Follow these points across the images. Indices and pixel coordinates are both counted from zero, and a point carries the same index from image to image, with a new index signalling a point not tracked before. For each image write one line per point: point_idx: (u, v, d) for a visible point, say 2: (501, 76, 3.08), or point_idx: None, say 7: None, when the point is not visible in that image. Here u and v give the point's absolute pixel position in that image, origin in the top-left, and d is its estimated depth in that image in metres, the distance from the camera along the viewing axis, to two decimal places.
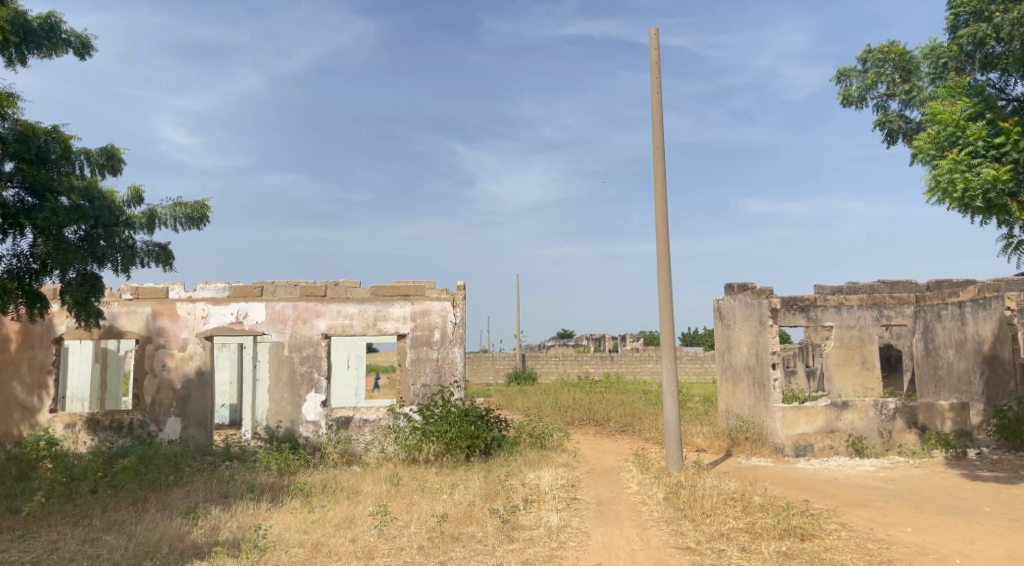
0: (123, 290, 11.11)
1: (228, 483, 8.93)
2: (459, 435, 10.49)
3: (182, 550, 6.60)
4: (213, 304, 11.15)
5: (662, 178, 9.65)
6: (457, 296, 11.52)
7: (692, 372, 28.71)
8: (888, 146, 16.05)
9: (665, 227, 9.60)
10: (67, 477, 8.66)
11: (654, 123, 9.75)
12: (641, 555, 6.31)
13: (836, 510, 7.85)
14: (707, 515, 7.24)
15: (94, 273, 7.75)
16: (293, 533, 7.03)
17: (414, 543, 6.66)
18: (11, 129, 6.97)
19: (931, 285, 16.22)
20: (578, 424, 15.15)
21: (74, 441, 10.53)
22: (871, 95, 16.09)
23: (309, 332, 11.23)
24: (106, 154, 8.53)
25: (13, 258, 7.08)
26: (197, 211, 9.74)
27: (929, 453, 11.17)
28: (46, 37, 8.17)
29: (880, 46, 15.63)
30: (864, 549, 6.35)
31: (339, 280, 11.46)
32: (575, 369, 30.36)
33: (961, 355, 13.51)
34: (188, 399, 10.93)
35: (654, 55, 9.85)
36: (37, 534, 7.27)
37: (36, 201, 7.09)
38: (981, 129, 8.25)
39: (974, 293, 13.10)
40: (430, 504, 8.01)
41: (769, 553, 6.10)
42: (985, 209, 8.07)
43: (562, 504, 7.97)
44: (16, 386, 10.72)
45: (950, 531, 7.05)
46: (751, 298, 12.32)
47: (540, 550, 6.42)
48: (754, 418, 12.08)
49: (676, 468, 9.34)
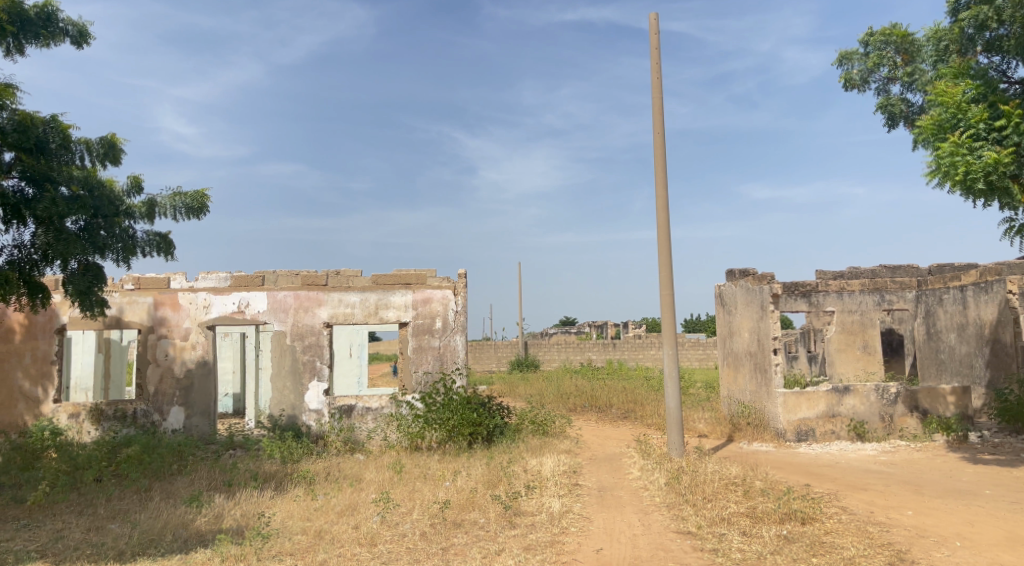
0: (125, 280, 11.15)
1: (231, 472, 8.97)
2: (461, 422, 10.52)
3: (186, 537, 6.65)
4: (214, 294, 11.16)
5: (662, 163, 9.61)
6: (458, 284, 11.54)
7: (693, 359, 28.77)
8: (889, 129, 15.96)
9: (665, 213, 9.57)
10: (72, 467, 8.71)
11: (654, 109, 9.69)
12: (642, 540, 6.35)
13: (837, 494, 7.87)
14: (708, 500, 7.26)
15: (97, 262, 7.70)
16: (296, 521, 7.06)
17: (416, 529, 6.70)
18: (10, 119, 6.89)
19: (934, 269, 16.17)
20: (579, 410, 15.20)
21: (78, 430, 10.58)
22: (873, 78, 16.00)
23: (311, 320, 11.24)
24: (106, 144, 8.50)
25: (15, 249, 7.06)
26: (196, 200, 9.69)
27: (930, 436, 11.19)
28: (44, 26, 8.12)
29: (882, 29, 15.51)
30: (864, 532, 6.38)
31: (339, 269, 11.46)
32: (577, 356, 30.42)
33: (962, 339, 13.50)
34: (191, 388, 10.96)
35: (654, 40, 9.78)
36: (41, 523, 7.33)
37: (35, 191, 7.07)
38: (983, 112, 8.19)
39: (975, 277, 13.04)
40: (432, 490, 8.05)
41: (769, 537, 6.12)
42: (986, 192, 8.02)
43: (563, 490, 8.00)
44: (20, 377, 10.77)
45: (950, 514, 7.06)
46: (752, 284, 12.30)
47: (542, 536, 6.45)
48: (756, 403, 12.10)
49: (677, 453, 9.36)
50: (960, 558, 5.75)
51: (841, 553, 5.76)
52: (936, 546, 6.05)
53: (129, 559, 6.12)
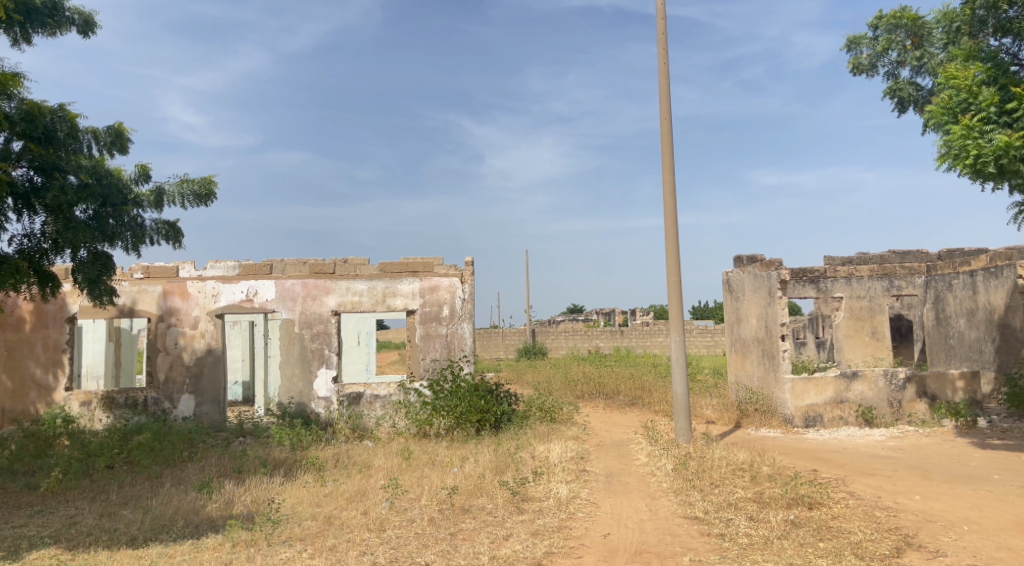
0: (134, 270, 11.22)
1: (241, 459, 9.05)
2: (469, 409, 10.56)
3: (197, 523, 6.73)
4: (222, 282, 11.22)
5: (669, 150, 9.56)
6: (466, 272, 11.57)
7: (701, 346, 28.75)
8: (898, 114, 15.83)
9: (673, 200, 9.53)
10: (84, 454, 8.80)
11: (661, 95, 9.63)
12: (649, 525, 6.37)
13: (845, 479, 7.88)
14: (715, 485, 7.29)
15: (107, 251, 7.77)
16: (306, 506, 7.13)
17: (424, 515, 6.75)
18: (17, 108, 6.90)
19: (943, 254, 16.07)
20: (587, 397, 15.23)
21: (90, 418, 10.68)
22: (882, 62, 15.86)
23: (319, 308, 11.28)
24: (113, 133, 8.54)
25: (25, 239, 7.08)
26: (204, 188, 9.71)
27: (938, 422, 11.17)
28: (51, 14, 8.12)
29: (892, 12, 15.30)
30: (871, 516, 6.38)
31: (347, 257, 11.48)
32: (585, 343, 30.45)
33: (972, 324, 13.43)
34: (201, 375, 11.05)
35: (661, 24, 9.69)
36: (55, 509, 7.42)
37: (44, 179, 7.12)
38: (994, 95, 8.07)
39: (985, 262, 12.93)
40: (441, 477, 8.10)
41: (777, 522, 6.13)
42: (996, 176, 7.94)
43: (571, 475, 8.03)
44: (32, 365, 10.87)
45: (958, 499, 7.05)
46: (761, 270, 12.27)
47: (550, 521, 6.49)
48: (763, 389, 12.10)
49: (684, 439, 9.38)
50: (967, 542, 5.75)
51: (848, 537, 5.76)
52: (943, 530, 6.05)
53: (142, 544, 6.20)
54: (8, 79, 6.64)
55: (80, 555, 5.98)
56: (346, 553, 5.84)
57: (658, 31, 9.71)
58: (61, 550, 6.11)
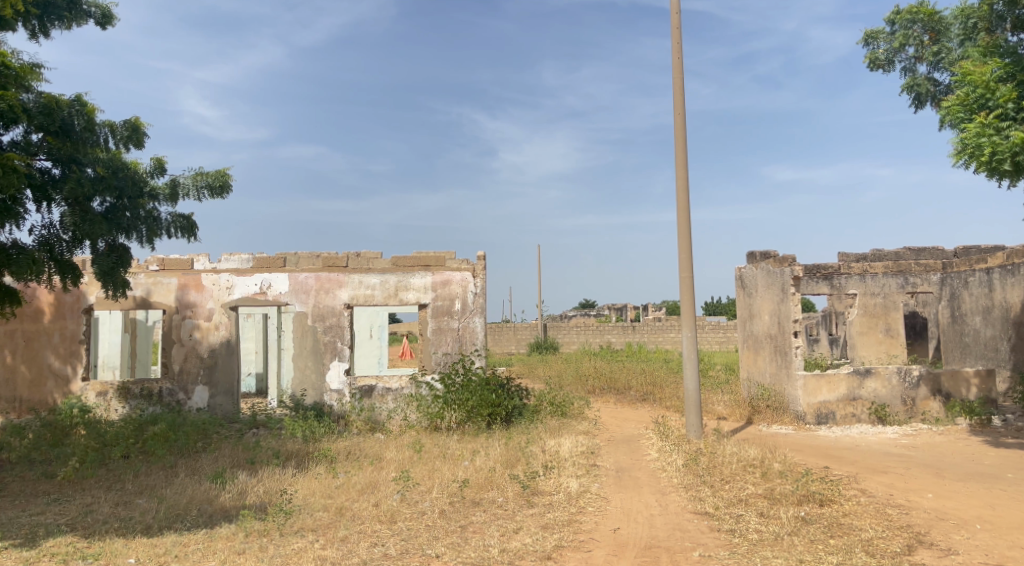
0: (149, 262, 11.30)
1: (253, 450, 9.14)
2: (480, 403, 10.64)
3: (211, 512, 6.83)
4: (236, 275, 11.30)
5: (683, 146, 9.52)
6: (477, 266, 11.59)
7: (714, 342, 28.70)
8: (915, 109, 15.68)
9: (686, 194, 9.49)
10: (100, 443, 8.96)
11: (676, 89, 9.58)
12: (659, 520, 6.39)
13: (857, 476, 7.84)
14: (725, 481, 7.30)
15: (124, 244, 7.87)
16: (318, 497, 7.19)
17: (435, 507, 6.80)
18: (34, 101, 6.97)
19: (959, 252, 15.93)
20: (598, 392, 15.26)
21: (106, 409, 10.80)
22: (900, 58, 15.71)
23: (332, 301, 11.34)
24: (129, 126, 8.58)
25: (44, 230, 7.12)
26: (218, 181, 9.78)
27: (953, 420, 11.12)
28: (68, 8, 8.21)
29: (908, 7, 15.08)
30: (884, 514, 6.35)
31: (361, 251, 11.55)
32: (596, 338, 30.43)
33: (987, 322, 13.31)
34: (214, 367, 11.14)
35: (676, 20, 9.63)
36: (71, 497, 7.54)
37: (63, 171, 7.20)
38: (1012, 92, 7.94)
39: (1002, 259, 12.78)
40: (451, 470, 8.13)
41: (787, 518, 6.13)
42: (1014, 173, 7.84)
43: (582, 470, 8.05)
44: (50, 356, 11.00)
45: (971, 497, 7.00)
46: (774, 266, 12.20)
47: (560, 515, 6.52)
48: (776, 386, 12.04)
49: (695, 435, 9.36)
50: (980, 541, 5.73)
51: (859, 534, 5.76)
52: (955, 528, 6.03)
53: (156, 533, 6.29)
54: (28, 71, 6.74)
55: (96, 542, 6.07)
56: (358, 543, 5.90)
57: (672, 25, 9.66)
58: (77, 538, 6.20)
